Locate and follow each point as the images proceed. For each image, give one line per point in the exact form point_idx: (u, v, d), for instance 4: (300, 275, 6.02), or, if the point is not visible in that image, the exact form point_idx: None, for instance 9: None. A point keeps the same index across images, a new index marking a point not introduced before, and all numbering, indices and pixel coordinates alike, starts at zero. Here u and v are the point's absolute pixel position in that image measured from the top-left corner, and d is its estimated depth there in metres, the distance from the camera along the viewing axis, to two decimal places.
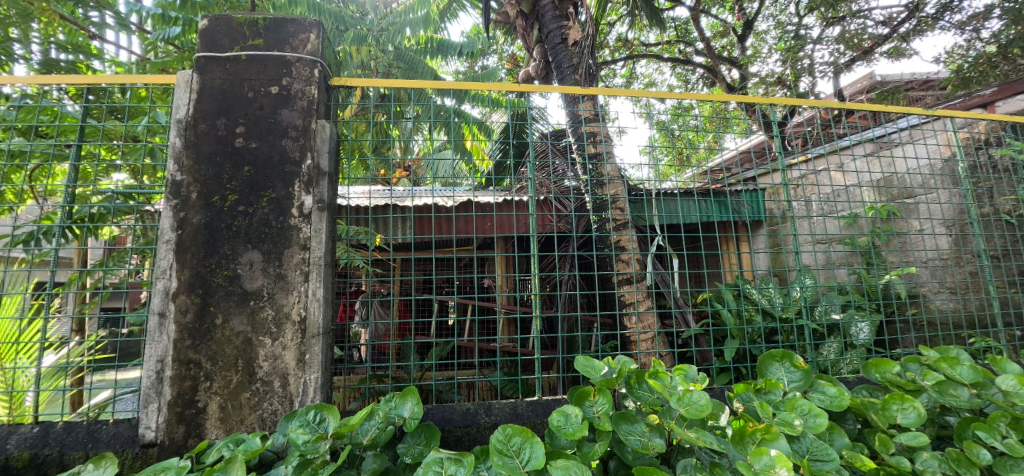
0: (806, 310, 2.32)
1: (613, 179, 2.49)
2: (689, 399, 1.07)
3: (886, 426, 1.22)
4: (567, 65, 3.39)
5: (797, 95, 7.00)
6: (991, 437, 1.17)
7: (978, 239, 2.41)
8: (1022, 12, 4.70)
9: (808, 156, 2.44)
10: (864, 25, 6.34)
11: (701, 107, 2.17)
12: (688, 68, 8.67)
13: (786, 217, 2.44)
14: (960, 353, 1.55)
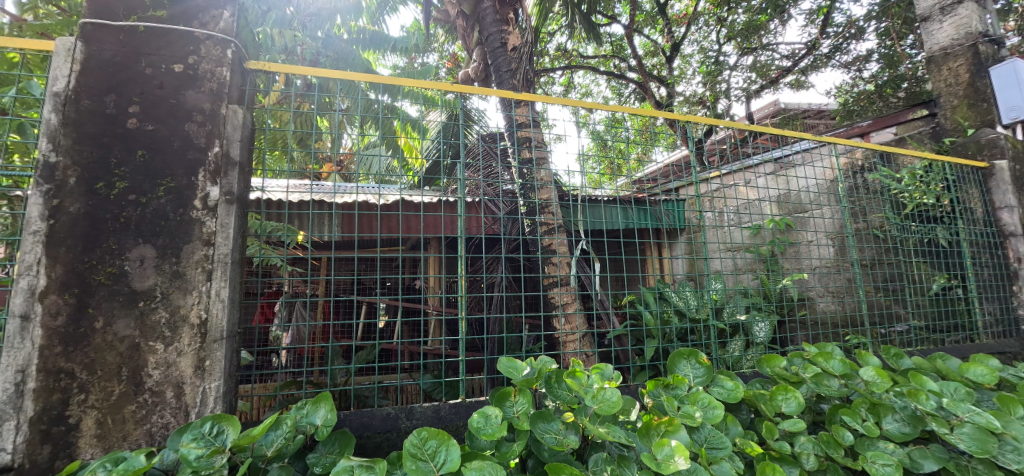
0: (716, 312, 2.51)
1: (545, 183, 2.54)
2: (602, 396, 1.12)
3: (772, 415, 1.35)
4: (505, 69, 3.42)
5: (715, 115, 7.64)
6: (854, 420, 1.34)
7: (854, 250, 2.74)
8: (893, 58, 5.57)
9: (722, 172, 2.64)
10: (772, 57, 7.07)
11: (632, 120, 2.30)
12: (621, 82, 9.14)
13: (700, 226, 2.62)
14: (836, 348, 1.76)
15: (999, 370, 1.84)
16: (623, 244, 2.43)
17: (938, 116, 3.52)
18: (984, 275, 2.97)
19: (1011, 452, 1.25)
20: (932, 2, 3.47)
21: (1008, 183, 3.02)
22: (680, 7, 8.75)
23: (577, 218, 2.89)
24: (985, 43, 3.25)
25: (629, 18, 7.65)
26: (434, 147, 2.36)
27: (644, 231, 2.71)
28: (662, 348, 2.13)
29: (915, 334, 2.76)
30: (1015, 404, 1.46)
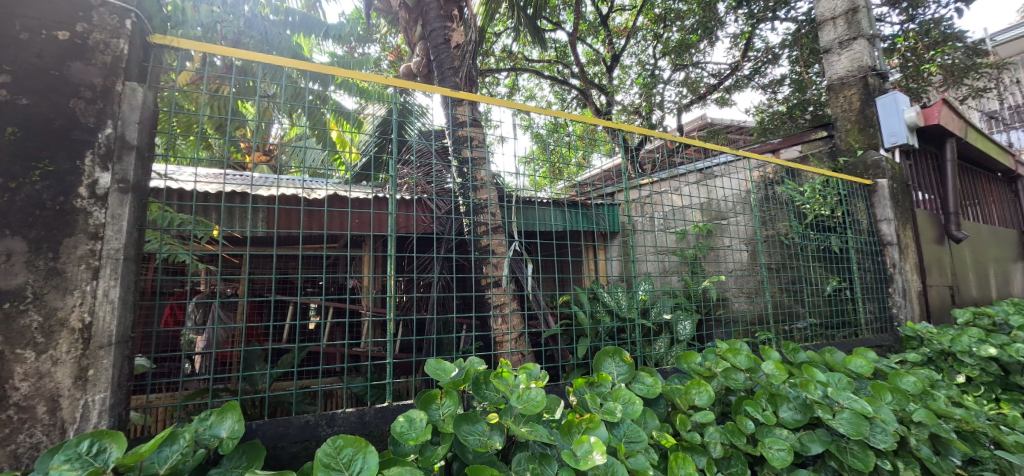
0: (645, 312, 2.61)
1: (487, 183, 2.53)
2: (526, 395, 1.13)
3: (686, 408, 1.43)
4: (448, 66, 3.36)
5: (649, 125, 8.05)
6: (756, 410, 1.45)
7: (763, 255, 2.99)
8: (802, 83, 6.19)
9: (655, 179, 2.76)
10: (700, 74, 7.58)
11: (574, 125, 2.36)
12: (564, 88, 9.37)
13: (631, 230, 2.72)
14: (745, 344, 1.90)
15: (876, 362, 2.10)
16: (560, 246, 2.46)
17: (835, 137, 3.95)
18: (868, 278, 3.38)
19: (880, 433, 1.42)
20: (833, 36, 3.89)
21: (888, 199, 3.45)
22: (620, 19, 9.13)
23: (515, 219, 2.90)
24: (873, 77, 3.71)
25: (573, 26, 7.87)
26: (366, 142, 2.25)
27: (581, 234, 2.77)
28: (592, 347, 2.19)
29: (813, 330, 3.07)
30: (885, 392, 1.66)
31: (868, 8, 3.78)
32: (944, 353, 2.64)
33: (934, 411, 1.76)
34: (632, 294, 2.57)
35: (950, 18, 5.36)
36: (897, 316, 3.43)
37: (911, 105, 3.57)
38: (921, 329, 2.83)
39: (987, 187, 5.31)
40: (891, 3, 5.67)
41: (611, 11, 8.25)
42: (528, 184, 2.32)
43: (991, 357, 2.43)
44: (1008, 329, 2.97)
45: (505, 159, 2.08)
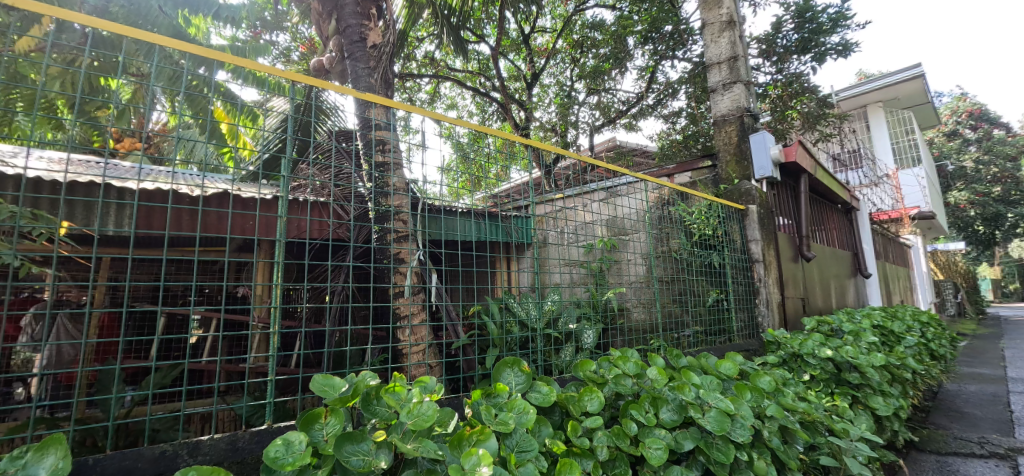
0: (551, 322, 2.64)
1: (397, 190, 2.45)
2: (417, 411, 1.09)
3: (578, 414, 1.48)
4: (363, 66, 3.23)
5: (564, 143, 8.46)
6: (639, 413, 1.54)
7: (657, 268, 3.20)
8: (697, 116, 6.90)
9: (565, 194, 2.83)
10: (612, 99, 8.12)
11: (493, 137, 2.38)
12: (485, 100, 9.48)
13: (543, 243, 2.77)
14: (635, 351, 2.03)
15: (743, 364, 2.36)
16: (470, 256, 2.37)
17: (717, 166, 4.44)
18: (740, 291, 3.84)
19: (739, 427, 1.58)
20: (719, 78, 4.38)
21: (757, 223, 3.94)
22: (541, 40, 9.50)
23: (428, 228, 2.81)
24: (747, 117, 4.25)
25: (495, 41, 8.04)
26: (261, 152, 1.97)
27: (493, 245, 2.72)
28: (501, 357, 2.19)
29: (696, 337, 3.37)
30: (745, 391, 1.87)
31: (745, 57, 4.34)
32: (795, 356, 3.06)
33: (784, 406, 2.02)
34: (541, 304, 2.58)
35: (807, 74, 6.35)
36: (762, 323, 3.94)
37: (776, 142, 4.16)
38: (779, 334, 3.26)
39: (831, 215, 6.32)
40: (764, 55, 6.56)
41: (532, 31, 8.55)
42: (446, 192, 2.26)
43: (829, 358, 2.86)
44: (841, 333, 3.53)
45: (424, 166, 2.02)
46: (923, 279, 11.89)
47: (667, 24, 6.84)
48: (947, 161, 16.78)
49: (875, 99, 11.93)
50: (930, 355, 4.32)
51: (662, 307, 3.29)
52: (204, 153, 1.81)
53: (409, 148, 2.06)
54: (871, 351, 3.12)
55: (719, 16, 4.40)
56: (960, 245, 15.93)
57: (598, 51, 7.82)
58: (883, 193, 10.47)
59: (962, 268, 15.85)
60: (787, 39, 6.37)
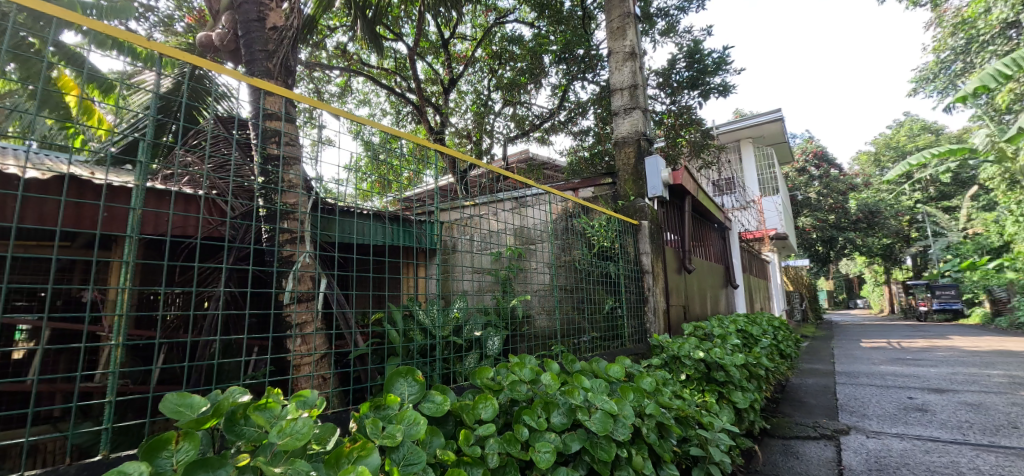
0: (457, 329, 2.55)
1: (292, 187, 2.25)
2: (290, 429, 1.00)
3: (472, 422, 1.47)
4: (259, 48, 2.96)
5: (478, 152, 8.51)
6: (531, 419, 1.56)
7: (560, 278, 3.29)
8: (603, 135, 7.36)
9: (477, 203, 2.79)
10: (526, 112, 8.33)
11: (408, 140, 2.28)
12: (399, 100, 9.19)
13: (453, 250, 2.68)
14: (533, 358, 2.07)
15: (630, 367, 2.53)
16: (374, 259, 2.18)
17: (617, 183, 4.76)
18: (631, 299, 4.16)
19: (621, 427, 1.68)
20: (621, 103, 4.70)
21: (648, 237, 4.28)
22: (460, 47, 9.47)
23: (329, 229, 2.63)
24: (643, 141, 4.60)
25: (414, 41, 7.86)
26: (124, 134, 1.58)
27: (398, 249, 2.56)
28: (402, 365, 2.10)
29: (593, 343, 3.54)
30: (629, 392, 2.00)
31: (643, 86, 4.71)
32: (676, 357, 3.34)
33: (662, 404, 2.20)
34: (447, 311, 2.48)
35: (694, 108, 7.09)
36: (649, 329, 4.29)
37: (665, 166, 4.59)
38: (662, 338, 3.56)
39: (709, 233, 7.09)
40: (660, 87, 7.21)
41: (451, 37, 8.49)
42: (354, 193, 2.11)
43: (701, 359, 3.18)
44: (712, 336, 3.96)
45: (332, 165, 1.85)
46: (778, 290, 13.86)
47: (580, 48, 7.22)
48: (798, 192, 19.84)
49: (747, 134, 13.72)
50: (780, 354, 5.03)
51: (565, 314, 3.38)
52: (33, 125, 1.38)
53: (314, 143, 1.87)
54: (734, 352, 3.54)
55: (623, 47, 4.72)
56: (806, 262, 18.86)
57: (516, 64, 8.01)
58: (750, 215, 12.03)
59: (807, 282, 18.77)
60: (680, 75, 7.07)
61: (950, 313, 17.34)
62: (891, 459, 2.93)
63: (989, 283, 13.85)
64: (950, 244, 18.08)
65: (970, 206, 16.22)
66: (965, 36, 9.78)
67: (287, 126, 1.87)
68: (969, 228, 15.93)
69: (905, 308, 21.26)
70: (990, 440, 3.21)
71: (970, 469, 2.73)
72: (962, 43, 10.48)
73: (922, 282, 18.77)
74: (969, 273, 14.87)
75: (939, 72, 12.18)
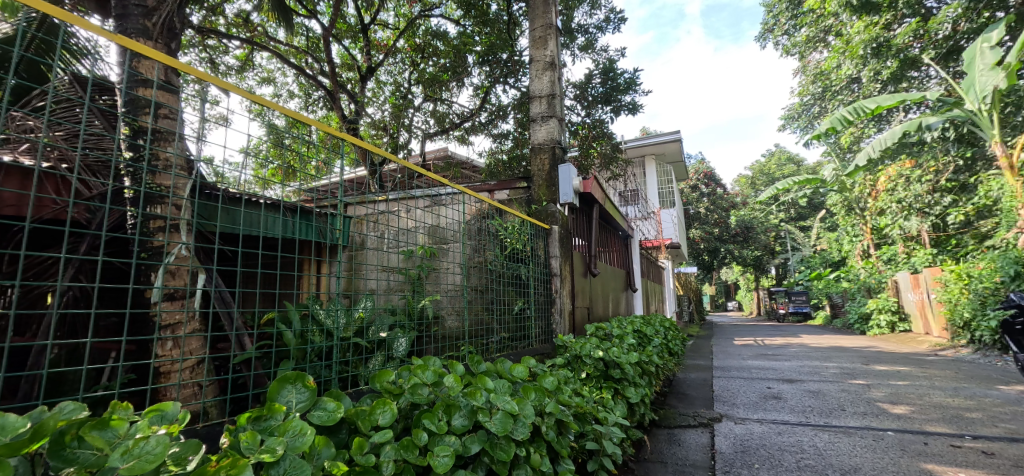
0: (361, 330, 2.38)
1: (171, 167, 1.96)
2: (138, 450, 0.88)
3: (367, 429, 1.39)
4: (136, 3, 2.55)
5: (394, 145, 8.15)
6: (431, 422, 1.52)
7: (471, 278, 3.24)
8: (522, 139, 7.50)
9: (389, 198, 2.63)
10: (447, 109, 8.20)
11: (321, 129, 2.10)
12: (310, 83, 8.57)
13: (362, 247, 2.51)
14: (437, 360, 2.02)
15: (533, 367, 2.58)
16: (272, 252, 1.97)
17: (531, 188, 4.86)
18: (539, 301, 4.28)
19: (520, 426, 1.71)
20: (539, 110, 4.80)
21: (557, 241, 4.45)
22: (381, 34, 9.08)
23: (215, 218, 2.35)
24: (558, 149, 4.74)
25: (329, 21, 7.37)
26: None
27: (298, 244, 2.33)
28: (297, 369, 1.92)
29: (501, 343, 3.57)
30: (531, 392, 2.04)
31: (561, 96, 4.86)
32: (579, 357, 3.48)
33: (561, 402, 2.28)
34: (351, 311, 2.31)
35: (606, 122, 7.49)
36: (555, 329, 4.43)
37: (577, 174, 4.80)
38: (566, 338, 3.70)
39: (613, 240, 7.55)
40: (577, 99, 7.52)
41: (372, 22, 8.10)
42: (251, 179, 1.91)
43: (599, 358, 3.35)
44: (612, 336, 4.21)
45: (221, 148, 1.64)
46: (670, 294, 15.17)
47: (503, 52, 7.32)
48: (691, 206, 21.92)
49: (651, 151, 14.84)
50: (669, 352, 5.49)
51: (476, 314, 3.35)
52: None
53: (204, 121, 1.64)
54: (630, 351, 3.80)
55: (544, 56, 4.83)
56: (694, 269, 20.88)
57: (439, 60, 7.92)
58: (650, 224, 13.03)
59: (694, 287, 20.78)
60: (595, 90, 7.45)
61: (802, 315, 20.32)
62: (753, 441, 3.34)
63: (831, 292, 16.45)
64: (804, 258, 21.20)
65: (821, 226, 19.14)
66: (822, 84, 11.53)
67: (168, 96, 1.63)
68: (819, 245, 18.81)
69: (769, 311, 24.46)
70: (827, 421, 3.79)
71: (811, 446, 3.21)
72: (819, 90, 12.36)
73: (783, 289, 21.75)
74: (816, 282, 17.56)
75: (802, 112, 14.24)
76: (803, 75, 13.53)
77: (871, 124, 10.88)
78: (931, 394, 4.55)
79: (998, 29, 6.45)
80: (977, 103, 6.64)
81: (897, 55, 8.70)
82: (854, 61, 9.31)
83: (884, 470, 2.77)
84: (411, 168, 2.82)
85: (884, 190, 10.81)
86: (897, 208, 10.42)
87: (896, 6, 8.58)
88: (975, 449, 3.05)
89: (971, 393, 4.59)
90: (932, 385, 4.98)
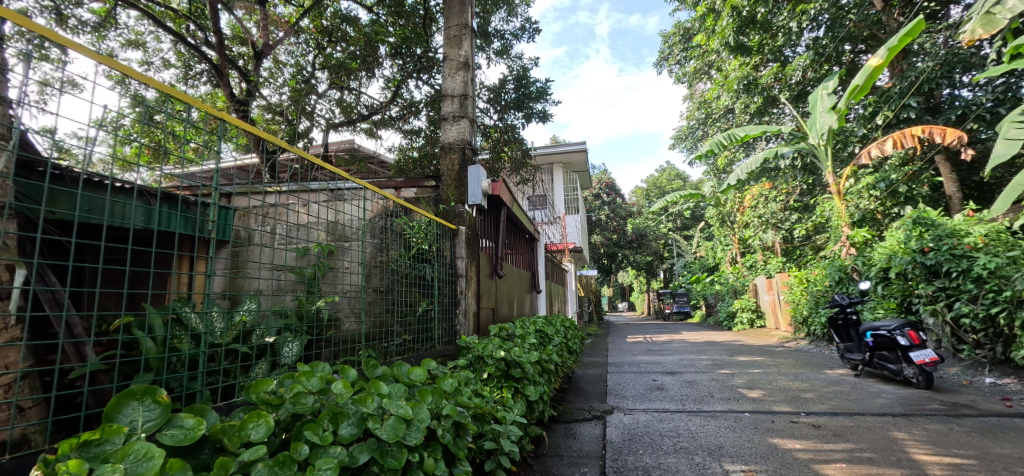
0: (241, 337, 2.12)
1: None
2: None
3: (236, 446, 1.25)
4: None
5: (293, 133, 7.51)
6: (314, 434, 1.41)
7: (368, 279, 3.07)
8: (433, 137, 7.37)
9: (283, 190, 2.38)
10: (354, 99, 7.77)
11: (202, 108, 1.85)
12: (191, 53, 7.57)
13: (249, 244, 2.24)
14: (325, 366, 1.89)
15: (433, 368, 2.54)
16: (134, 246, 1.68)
17: (440, 187, 4.79)
18: (443, 302, 4.24)
19: (413, 431, 1.67)
20: (450, 109, 4.74)
21: (463, 242, 4.47)
22: (282, 11, 8.33)
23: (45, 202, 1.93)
24: (468, 150, 4.73)
25: None
26: None
27: (165, 238, 1.99)
28: (154, 380, 1.66)
29: (401, 346, 3.47)
30: (427, 395, 2.00)
31: (473, 98, 4.86)
32: (479, 358, 3.48)
33: (459, 404, 2.27)
34: (230, 315, 2.05)
35: (517, 128, 7.65)
36: (458, 330, 4.42)
37: (486, 176, 4.85)
38: (470, 339, 3.68)
39: (519, 243, 7.73)
40: (490, 103, 7.59)
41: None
42: (105, 157, 1.62)
43: (501, 358, 3.40)
44: (514, 336, 4.28)
45: (59, 118, 1.36)
46: (572, 295, 15.89)
47: (417, 47, 7.15)
48: (592, 213, 23.22)
49: (558, 158, 15.47)
50: (568, 351, 5.74)
51: (377, 315, 3.20)
52: None
53: (43, 83, 1.36)
54: (531, 350, 3.92)
55: (458, 56, 4.79)
56: (594, 272, 22.13)
57: (348, 47, 7.52)
58: (555, 229, 13.58)
59: (594, 289, 22.03)
60: (507, 96, 7.58)
61: (683, 314, 22.56)
62: (639, 429, 3.62)
63: (707, 294, 18.49)
64: (685, 264, 23.58)
65: (701, 236, 21.43)
66: (704, 111, 12.98)
67: None
68: (698, 252, 21.06)
69: (657, 311, 26.81)
70: (698, 407, 4.25)
71: (686, 430, 3.57)
72: (702, 116, 13.86)
73: (668, 292, 23.98)
74: (695, 284, 19.64)
75: (688, 134, 15.85)
76: (690, 101, 15.09)
77: (741, 150, 12.49)
78: (778, 380, 5.32)
79: (833, 79, 7.78)
80: (816, 139, 7.90)
81: (762, 93, 10.21)
82: (730, 93, 10.66)
83: (741, 447, 3.17)
84: (310, 159, 2.59)
85: (749, 206, 12.46)
86: (759, 222, 12.05)
87: (763, 51, 9.96)
88: (808, 423, 3.62)
89: (807, 377, 5.45)
90: (779, 372, 5.82)
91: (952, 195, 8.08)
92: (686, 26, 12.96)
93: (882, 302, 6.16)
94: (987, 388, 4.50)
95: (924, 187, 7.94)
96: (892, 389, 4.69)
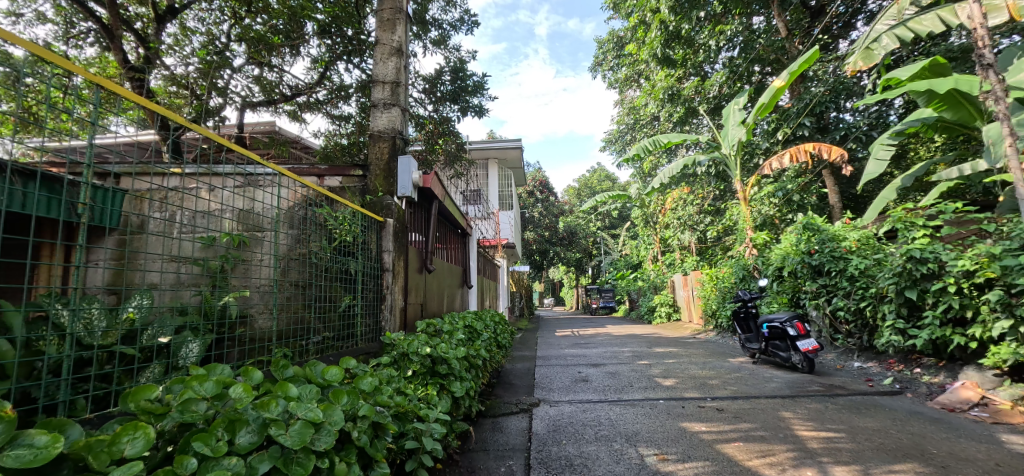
0: (128, 337, 1.87)
1: None
2: None
3: (105, 465, 1.11)
4: None
5: (203, 110, 6.81)
6: (205, 445, 1.29)
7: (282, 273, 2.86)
8: (363, 124, 7.04)
9: (183, 172, 2.12)
10: (276, 78, 7.20)
11: (85, 75, 1.62)
12: (76, 8, 6.58)
13: (140, 232, 1.97)
14: (225, 368, 1.73)
15: (353, 367, 2.42)
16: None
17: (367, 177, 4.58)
18: (367, 297, 4.07)
19: (324, 435, 1.58)
20: (381, 96, 4.55)
21: (390, 235, 4.32)
22: None
23: None
24: (399, 139, 4.58)
25: None
26: None
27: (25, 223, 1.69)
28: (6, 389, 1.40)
29: (320, 344, 3.29)
30: (342, 396, 1.90)
31: (405, 86, 4.70)
32: (404, 355, 3.34)
33: (379, 403, 2.19)
34: (112, 313, 1.80)
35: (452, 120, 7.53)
36: (383, 327, 4.27)
37: (416, 168, 4.72)
38: (395, 336, 3.55)
39: (450, 237, 7.62)
40: (426, 93, 7.40)
41: None
42: None
43: (427, 355, 3.33)
44: (441, 332, 4.21)
45: None
46: (503, 290, 16.02)
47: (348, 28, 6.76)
48: (525, 210, 23.54)
49: (493, 154, 15.47)
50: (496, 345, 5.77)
51: (293, 312, 2.99)
52: None
53: None
54: (458, 346, 3.88)
55: (391, 41, 4.60)
56: (525, 268, 22.46)
57: (269, 20, 6.95)
58: (489, 224, 13.57)
59: (525, 284, 22.39)
60: (443, 88, 7.44)
61: (608, 309, 23.61)
62: (563, 421, 3.73)
63: (630, 290, 19.50)
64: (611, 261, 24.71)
65: (626, 235, 22.54)
66: (633, 117, 13.65)
67: None
68: (623, 250, 22.13)
69: (583, 306, 27.81)
70: (618, 396, 4.47)
71: (606, 419, 3.73)
72: (631, 121, 14.56)
73: (595, 287, 24.98)
74: (620, 281, 20.62)
75: (617, 138, 16.58)
76: (620, 106, 15.77)
77: (664, 155, 13.28)
78: (689, 369, 5.74)
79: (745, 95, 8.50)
80: (728, 149, 8.59)
81: (684, 103, 10.98)
82: (657, 101, 11.26)
83: (654, 432, 3.37)
84: (217, 138, 2.33)
85: (670, 209, 13.28)
86: (678, 224, 12.90)
87: (686, 64, 10.66)
88: (713, 407, 3.93)
89: (713, 365, 5.93)
90: (690, 361, 6.28)
91: (834, 204, 9.18)
92: (619, 34, 13.49)
93: (777, 297, 6.87)
94: (856, 371, 5.19)
95: (813, 196, 8.95)
96: (782, 374, 5.25)
